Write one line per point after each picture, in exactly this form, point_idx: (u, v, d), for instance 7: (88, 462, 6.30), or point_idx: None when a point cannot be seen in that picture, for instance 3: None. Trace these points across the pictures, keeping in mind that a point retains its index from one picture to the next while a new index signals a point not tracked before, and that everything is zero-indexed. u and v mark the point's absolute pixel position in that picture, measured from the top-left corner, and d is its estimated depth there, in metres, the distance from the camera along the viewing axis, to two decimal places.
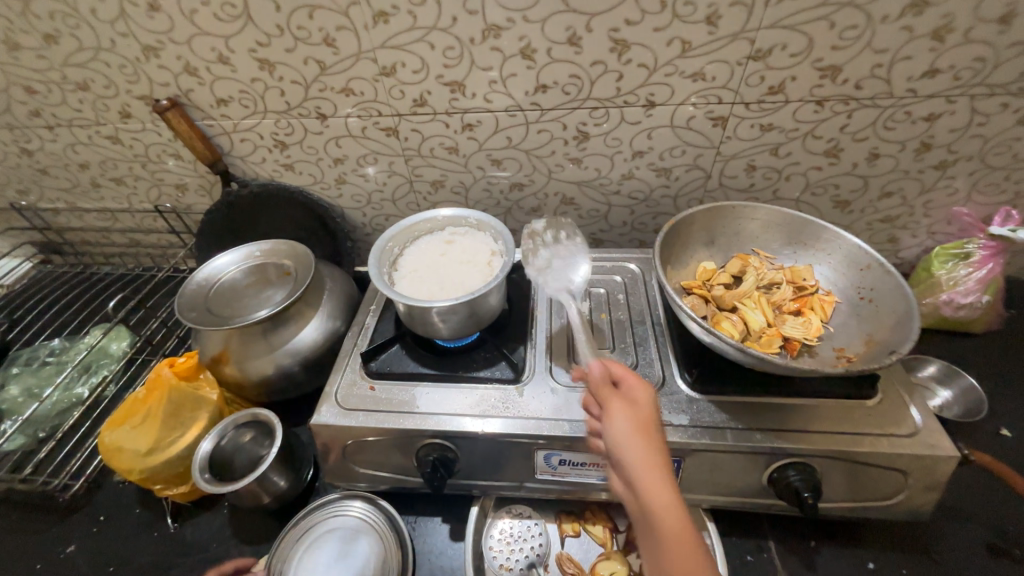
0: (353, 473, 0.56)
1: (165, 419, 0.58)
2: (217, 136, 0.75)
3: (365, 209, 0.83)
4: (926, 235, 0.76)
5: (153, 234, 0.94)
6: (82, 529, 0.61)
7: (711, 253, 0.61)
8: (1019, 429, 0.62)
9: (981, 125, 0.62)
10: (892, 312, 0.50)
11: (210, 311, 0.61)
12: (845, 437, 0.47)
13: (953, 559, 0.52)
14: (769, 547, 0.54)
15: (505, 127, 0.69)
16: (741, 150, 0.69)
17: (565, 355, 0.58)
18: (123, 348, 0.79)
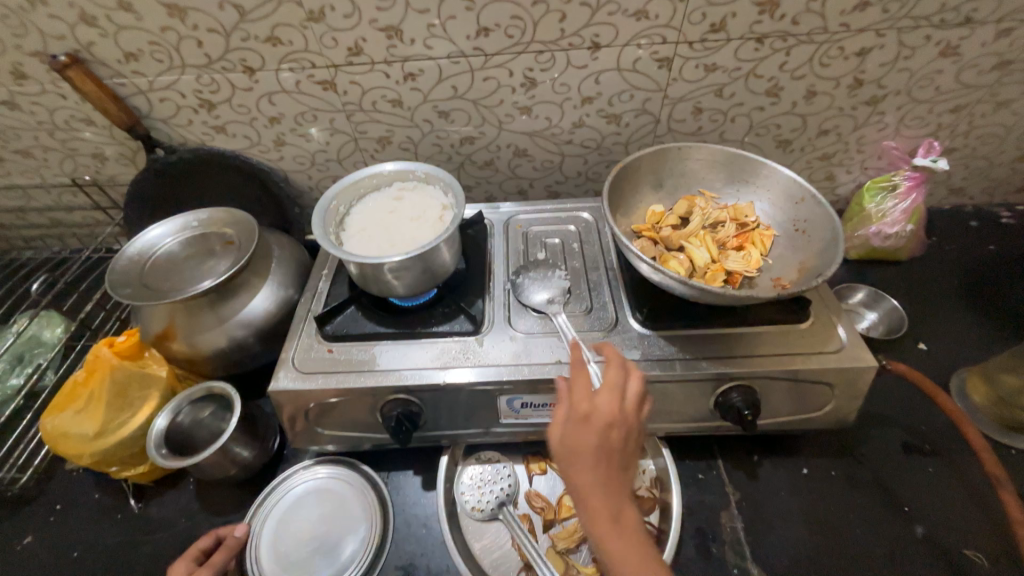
0: (319, 436, 0.56)
1: (111, 400, 0.56)
2: (132, 97, 0.68)
3: (310, 172, 0.79)
4: (860, 171, 0.80)
5: (75, 212, 0.86)
6: (38, 520, 0.59)
7: (659, 196, 0.63)
8: (933, 342, 0.69)
9: (907, 59, 0.65)
10: (822, 241, 0.53)
11: (146, 285, 0.58)
12: (781, 358, 0.51)
13: (874, 458, 0.59)
14: (718, 465, 0.60)
15: (449, 75, 0.66)
16: (687, 93, 0.69)
17: (522, 304, 0.59)
18: (58, 335, 0.74)
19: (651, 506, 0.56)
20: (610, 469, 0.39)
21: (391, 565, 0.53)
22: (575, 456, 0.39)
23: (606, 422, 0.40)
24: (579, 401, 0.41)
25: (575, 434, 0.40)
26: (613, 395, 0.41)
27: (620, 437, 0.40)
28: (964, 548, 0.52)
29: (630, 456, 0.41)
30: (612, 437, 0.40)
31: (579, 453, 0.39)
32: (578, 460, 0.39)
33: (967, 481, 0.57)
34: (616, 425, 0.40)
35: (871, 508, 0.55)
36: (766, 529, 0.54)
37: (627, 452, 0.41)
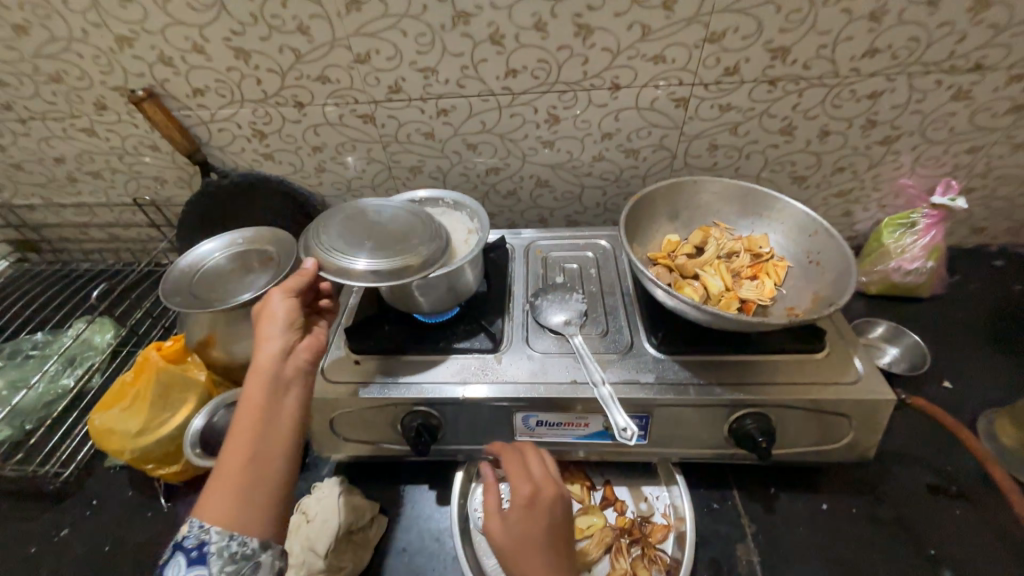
0: (340, 445, 0.59)
1: (155, 400, 0.60)
2: (194, 127, 0.76)
3: (346, 196, 0.85)
4: (878, 208, 0.81)
5: (132, 229, 0.94)
6: (75, 513, 0.62)
7: (675, 226, 0.65)
8: (959, 381, 0.68)
9: (919, 101, 0.67)
10: (835, 272, 0.54)
11: (194, 295, 0.63)
12: (796, 387, 0.52)
13: (897, 497, 0.57)
14: (733, 495, 0.59)
15: (478, 112, 0.72)
16: (703, 130, 0.72)
17: (540, 325, 0.61)
18: (108, 339, 0.80)
19: (664, 534, 0.56)
20: (555, 547, 0.45)
21: None
22: (524, 538, 0.45)
23: (547, 503, 0.47)
24: (521, 487, 0.47)
25: (521, 525, 0.46)
26: (551, 480, 0.48)
27: (562, 520, 0.47)
28: None
29: (570, 541, 0.47)
30: (551, 517, 0.46)
31: (525, 533, 0.45)
32: (524, 541, 0.45)
33: (998, 527, 0.54)
34: (556, 506, 0.47)
35: (894, 549, 0.54)
36: (784, 565, 0.53)
37: (568, 538, 0.47)
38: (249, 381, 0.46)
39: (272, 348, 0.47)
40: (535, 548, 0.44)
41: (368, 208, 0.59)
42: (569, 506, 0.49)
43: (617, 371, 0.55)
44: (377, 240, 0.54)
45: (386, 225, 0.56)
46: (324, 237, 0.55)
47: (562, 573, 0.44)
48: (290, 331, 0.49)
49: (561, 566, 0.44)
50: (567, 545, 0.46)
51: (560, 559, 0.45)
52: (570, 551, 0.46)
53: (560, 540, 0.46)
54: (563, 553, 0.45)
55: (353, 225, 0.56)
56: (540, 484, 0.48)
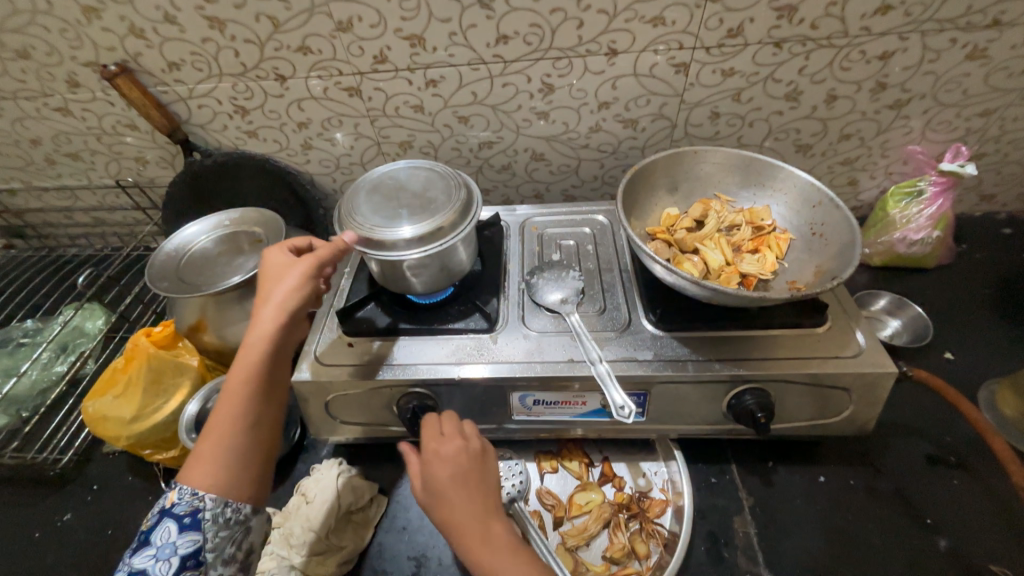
0: (335, 426, 0.58)
1: (147, 386, 0.59)
2: (172, 103, 0.73)
3: (335, 174, 0.82)
4: (884, 176, 0.78)
5: (117, 212, 0.91)
6: (77, 498, 0.63)
7: (675, 199, 0.63)
8: (962, 352, 0.67)
9: (932, 62, 0.64)
10: (840, 244, 0.52)
11: (182, 279, 0.61)
12: (797, 362, 0.51)
13: (895, 468, 0.57)
14: (731, 469, 0.59)
15: (469, 82, 0.69)
16: (704, 97, 0.69)
17: (536, 304, 0.60)
18: (99, 326, 0.79)
19: (662, 508, 0.56)
20: (469, 491, 0.45)
21: (404, 555, 0.55)
22: (434, 489, 0.46)
23: (451, 453, 0.47)
24: (427, 446, 0.48)
25: (435, 480, 0.46)
26: (456, 434, 0.49)
27: (476, 467, 0.47)
28: (990, 564, 0.50)
29: (492, 486, 0.47)
30: (462, 466, 0.46)
31: (434, 484, 0.46)
32: (433, 491, 0.46)
33: (995, 496, 0.55)
34: (464, 457, 0.47)
35: (891, 519, 0.54)
36: (781, 536, 0.54)
37: (485, 481, 0.47)
38: (246, 350, 0.45)
39: (275, 321, 0.46)
40: (445, 495, 0.45)
41: (384, 180, 0.56)
42: (491, 457, 0.49)
43: (615, 348, 0.54)
44: (411, 204, 0.53)
45: (410, 191, 0.55)
46: (357, 215, 0.52)
47: (478, 515, 0.44)
48: (300, 307, 0.47)
49: (477, 509, 0.44)
50: (484, 488, 0.46)
51: (474, 502, 0.45)
52: (490, 494, 0.46)
53: (475, 485, 0.46)
54: (479, 496, 0.45)
55: (382, 196, 0.54)
56: (446, 441, 0.48)
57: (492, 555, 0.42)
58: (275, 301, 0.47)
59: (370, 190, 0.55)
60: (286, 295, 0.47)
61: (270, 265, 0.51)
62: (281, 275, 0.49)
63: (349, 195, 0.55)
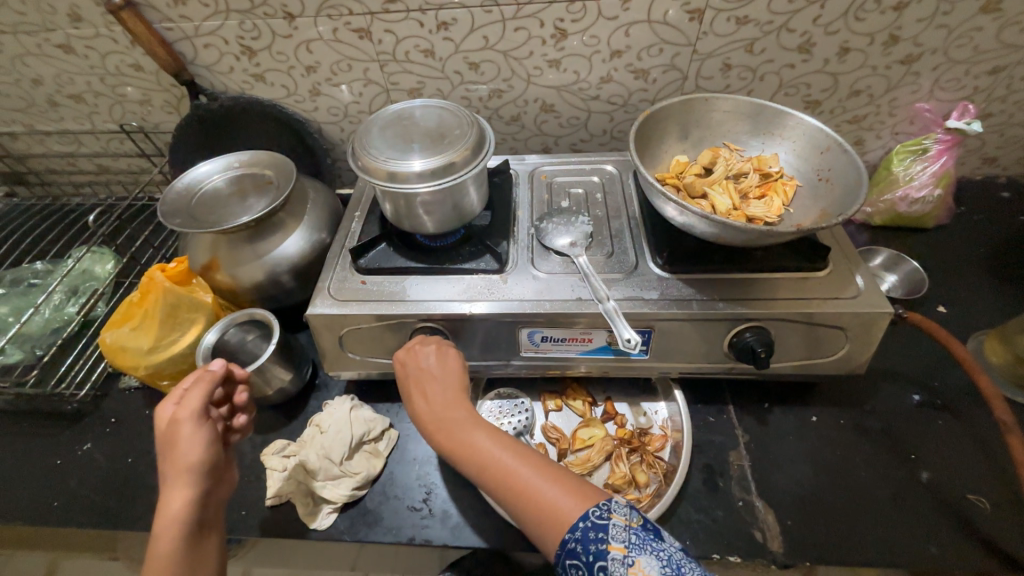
0: (348, 362, 0.60)
1: (163, 320, 0.60)
2: (178, 42, 0.71)
3: (342, 124, 0.82)
4: (890, 136, 0.79)
5: (121, 159, 0.91)
6: (96, 430, 0.65)
7: (685, 146, 0.64)
8: (954, 306, 0.69)
9: (946, 14, 0.64)
10: (846, 187, 0.53)
11: (194, 215, 0.62)
12: (798, 302, 0.53)
13: (882, 409, 0.60)
14: (728, 410, 0.62)
15: (481, 25, 0.68)
16: (717, 48, 0.69)
17: (545, 248, 0.61)
18: (108, 270, 0.80)
19: (662, 442, 0.59)
20: (430, 388, 0.50)
21: (414, 482, 0.58)
22: (404, 393, 0.52)
23: (415, 377, 0.52)
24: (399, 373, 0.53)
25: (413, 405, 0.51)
26: (414, 357, 0.52)
27: (436, 367, 0.51)
28: (967, 494, 0.53)
29: (455, 378, 0.51)
30: (425, 387, 0.51)
31: (404, 389, 0.52)
32: (405, 395, 0.52)
33: (977, 435, 0.57)
34: (425, 380, 0.51)
35: (877, 455, 0.57)
36: (773, 468, 0.57)
37: (446, 377, 0.51)
38: (159, 534, 0.42)
39: (185, 495, 0.44)
40: (412, 397, 0.51)
41: (395, 117, 0.57)
42: (453, 353, 0.53)
43: (622, 288, 0.56)
44: (424, 140, 0.53)
45: (423, 127, 0.55)
46: (371, 149, 0.52)
47: (441, 407, 0.49)
48: (211, 458, 0.46)
49: (438, 402, 0.50)
50: (445, 381, 0.51)
51: (436, 397, 0.50)
52: (451, 385, 0.50)
53: (435, 381, 0.51)
54: (440, 390, 0.50)
55: (395, 131, 0.55)
56: (408, 353, 0.53)
57: (453, 437, 0.47)
58: (179, 472, 0.44)
59: (382, 126, 0.55)
60: (192, 461, 0.45)
61: (161, 429, 0.47)
62: (176, 438, 0.46)
63: (361, 132, 0.55)
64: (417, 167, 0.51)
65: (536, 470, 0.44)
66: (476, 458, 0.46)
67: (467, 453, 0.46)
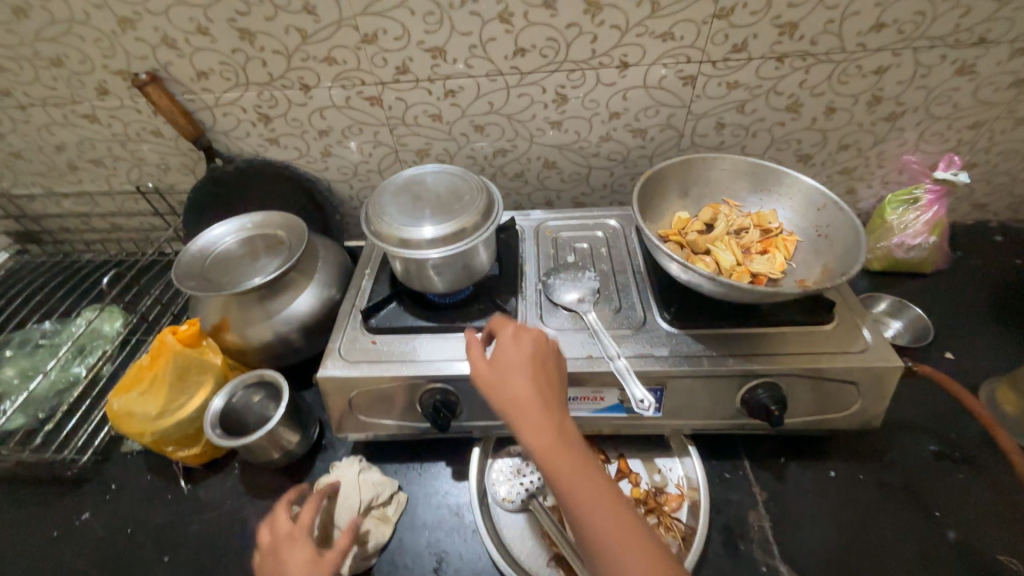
0: (357, 424, 0.59)
1: (173, 384, 0.60)
2: (198, 111, 0.75)
3: (352, 181, 0.84)
4: (881, 185, 0.82)
5: (134, 218, 0.93)
6: (96, 497, 0.63)
7: (685, 203, 0.66)
8: (961, 352, 0.70)
9: (924, 77, 0.68)
10: (845, 244, 0.55)
11: (207, 278, 0.63)
12: (806, 357, 0.53)
13: (901, 462, 0.59)
14: (744, 465, 0.61)
15: (486, 92, 0.72)
16: (711, 108, 0.73)
17: (553, 304, 0.62)
18: (117, 328, 0.81)
19: (679, 502, 0.57)
20: (543, 381, 0.45)
21: (425, 550, 0.56)
22: (506, 369, 0.46)
23: (528, 366, 0.46)
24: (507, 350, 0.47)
25: (514, 386, 0.44)
26: (535, 349, 0.47)
27: (551, 371, 0.47)
28: (998, 554, 0.52)
29: (562, 385, 0.47)
30: (540, 380, 0.45)
31: (506, 367, 0.46)
32: (503, 371, 0.46)
33: (1001, 489, 0.56)
34: (538, 376, 0.45)
35: (900, 512, 0.55)
36: (795, 529, 0.55)
37: (558, 389, 0.46)
38: None
39: None
40: (514, 377, 0.45)
41: (407, 183, 0.59)
42: (560, 361, 0.49)
43: (632, 345, 0.56)
44: (435, 206, 0.55)
45: (433, 193, 0.57)
46: (384, 217, 0.54)
47: (553, 405, 0.44)
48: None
49: (549, 398, 0.44)
50: (555, 385, 0.46)
51: (549, 398, 0.44)
52: (560, 392, 0.46)
53: (548, 378, 0.46)
54: (552, 387, 0.45)
55: (407, 198, 0.57)
56: (521, 342, 0.48)
57: (566, 444, 0.41)
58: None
59: (394, 193, 0.58)
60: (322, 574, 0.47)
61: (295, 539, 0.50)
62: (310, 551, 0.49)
63: (375, 198, 0.57)
64: (429, 234, 0.52)
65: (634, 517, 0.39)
66: (585, 478, 0.40)
67: (576, 467, 0.40)
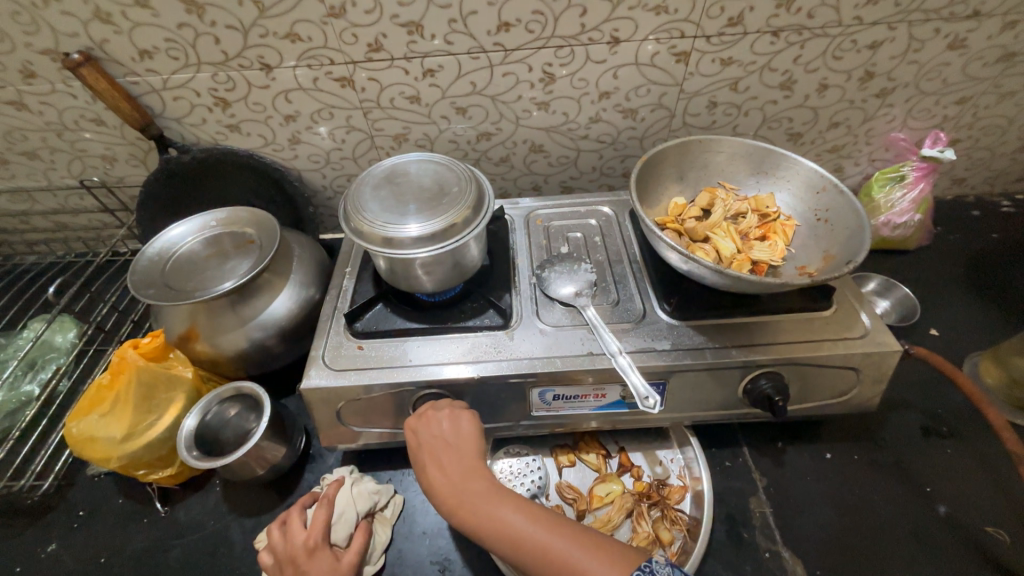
0: (347, 434, 0.56)
1: (138, 403, 0.56)
2: (144, 96, 0.67)
3: (324, 170, 0.78)
4: (868, 162, 0.81)
5: (81, 215, 0.84)
6: (61, 527, 0.58)
7: (681, 188, 0.64)
8: (946, 328, 0.71)
9: (917, 51, 0.67)
10: (845, 228, 0.54)
11: (169, 284, 0.57)
12: (807, 345, 0.52)
13: (893, 440, 0.60)
14: (743, 452, 0.61)
15: (468, 71, 0.66)
16: (703, 87, 0.70)
17: (549, 298, 0.59)
18: (71, 339, 0.74)
19: (682, 494, 0.57)
20: (445, 461, 0.48)
21: (426, 560, 0.54)
22: (415, 463, 0.49)
23: (425, 452, 0.48)
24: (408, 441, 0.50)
25: (426, 476, 0.48)
26: (428, 424, 0.49)
27: (450, 432, 0.49)
28: (985, 526, 0.53)
29: (471, 443, 0.48)
30: (439, 455, 0.48)
31: (415, 460, 0.49)
32: (416, 463, 0.49)
33: (986, 461, 0.58)
34: (439, 450, 0.48)
35: (893, 489, 0.57)
36: (795, 513, 0.55)
37: (461, 444, 0.48)
38: None
39: None
40: (424, 465, 0.48)
41: (388, 174, 0.54)
42: (466, 416, 0.50)
43: (632, 339, 0.54)
44: (420, 200, 0.51)
45: (417, 185, 0.53)
46: (365, 213, 0.50)
47: (461, 481, 0.46)
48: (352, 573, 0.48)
49: (457, 475, 0.47)
50: (460, 452, 0.48)
51: (454, 468, 0.47)
52: (468, 452, 0.48)
53: (450, 450, 0.48)
54: (457, 461, 0.47)
55: (387, 191, 0.52)
56: (420, 420, 0.50)
57: (474, 510, 0.44)
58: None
59: (375, 186, 0.53)
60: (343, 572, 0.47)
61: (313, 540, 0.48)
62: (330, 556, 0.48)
63: (353, 192, 0.53)
64: (415, 231, 0.48)
65: (573, 540, 0.41)
66: (502, 530, 0.43)
67: (490, 525, 0.43)
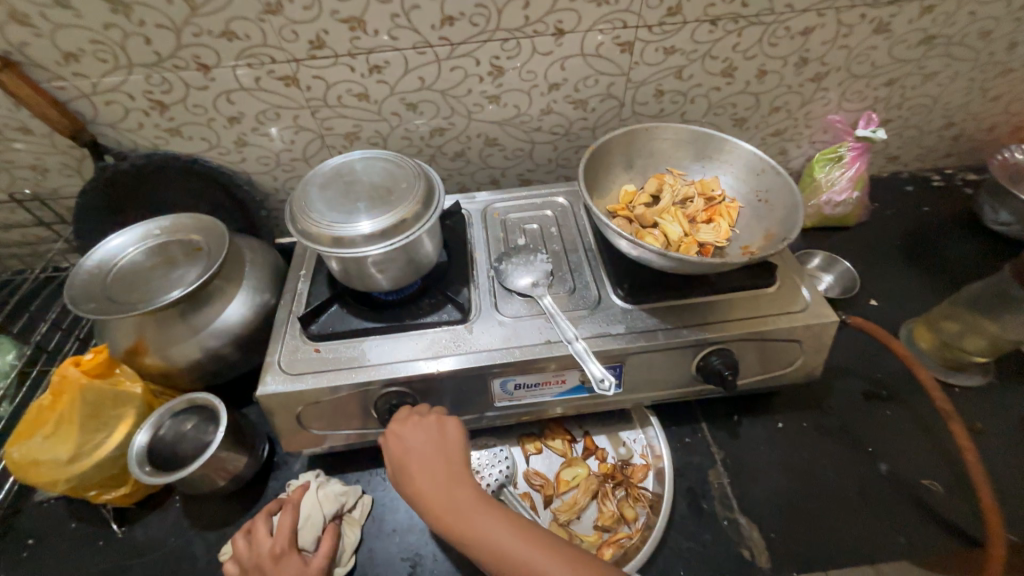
0: (310, 438, 0.55)
1: (84, 422, 0.54)
2: (73, 101, 0.64)
3: (275, 172, 0.76)
4: (809, 144, 0.85)
5: (14, 231, 0.80)
6: (9, 557, 0.55)
7: (631, 175, 0.65)
8: (884, 298, 0.76)
9: (845, 37, 0.70)
10: (783, 207, 0.57)
11: (111, 298, 0.54)
12: (753, 321, 0.55)
13: (838, 406, 0.64)
14: (702, 428, 0.63)
15: (415, 66, 0.66)
16: (649, 76, 0.71)
17: (507, 290, 0.60)
18: (9, 361, 0.70)
19: (644, 472, 0.59)
20: (431, 467, 0.47)
21: (397, 557, 0.54)
22: (399, 465, 0.48)
23: (412, 456, 0.48)
24: (394, 445, 0.49)
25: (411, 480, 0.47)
26: (418, 429, 0.49)
27: (438, 439, 0.49)
28: (921, 479, 0.58)
29: (457, 451, 0.49)
30: (429, 460, 0.48)
31: (399, 463, 0.49)
32: (399, 467, 0.48)
33: (920, 419, 0.62)
34: (428, 455, 0.48)
35: (839, 452, 0.60)
36: (750, 482, 0.58)
37: (449, 451, 0.48)
38: None
39: None
40: (410, 468, 0.48)
41: (335, 173, 0.54)
42: (453, 425, 0.50)
43: (589, 326, 0.55)
44: (369, 197, 0.51)
45: (365, 182, 0.52)
46: (313, 214, 0.49)
47: (446, 487, 0.46)
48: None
49: (442, 481, 0.47)
50: (447, 457, 0.48)
51: (439, 474, 0.47)
52: (456, 460, 0.48)
53: (437, 456, 0.48)
54: (442, 465, 0.48)
55: (335, 191, 0.51)
56: (407, 425, 0.50)
57: (458, 515, 0.44)
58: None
59: (322, 186, 0.52)
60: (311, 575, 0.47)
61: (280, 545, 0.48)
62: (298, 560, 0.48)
63: (300, 194, 0.52)
64: (366, 228, 0.48)
65: (551, 549, 0.42)
66: (485, 536, 0.43)
67: (473, 531, 0.43)
